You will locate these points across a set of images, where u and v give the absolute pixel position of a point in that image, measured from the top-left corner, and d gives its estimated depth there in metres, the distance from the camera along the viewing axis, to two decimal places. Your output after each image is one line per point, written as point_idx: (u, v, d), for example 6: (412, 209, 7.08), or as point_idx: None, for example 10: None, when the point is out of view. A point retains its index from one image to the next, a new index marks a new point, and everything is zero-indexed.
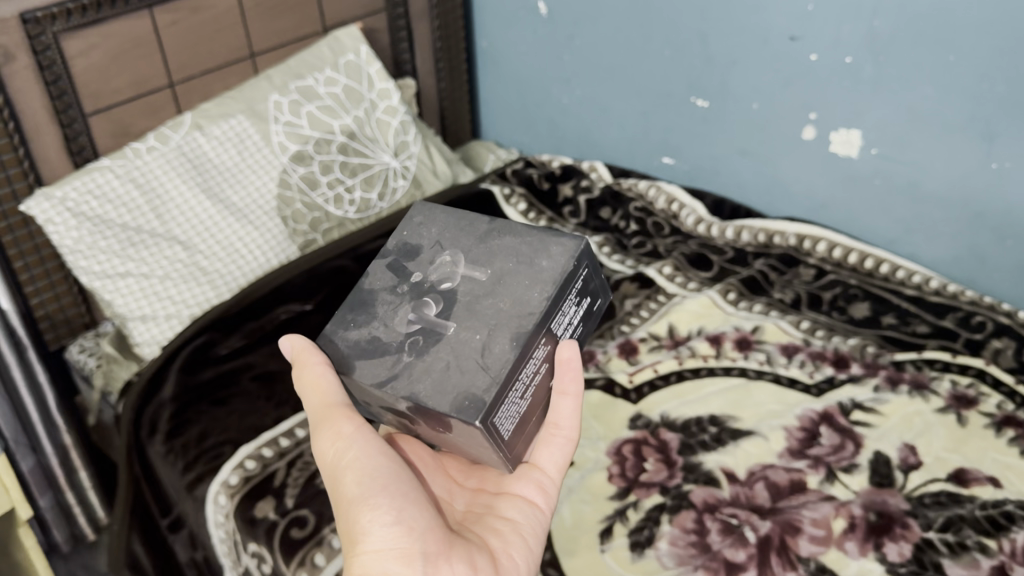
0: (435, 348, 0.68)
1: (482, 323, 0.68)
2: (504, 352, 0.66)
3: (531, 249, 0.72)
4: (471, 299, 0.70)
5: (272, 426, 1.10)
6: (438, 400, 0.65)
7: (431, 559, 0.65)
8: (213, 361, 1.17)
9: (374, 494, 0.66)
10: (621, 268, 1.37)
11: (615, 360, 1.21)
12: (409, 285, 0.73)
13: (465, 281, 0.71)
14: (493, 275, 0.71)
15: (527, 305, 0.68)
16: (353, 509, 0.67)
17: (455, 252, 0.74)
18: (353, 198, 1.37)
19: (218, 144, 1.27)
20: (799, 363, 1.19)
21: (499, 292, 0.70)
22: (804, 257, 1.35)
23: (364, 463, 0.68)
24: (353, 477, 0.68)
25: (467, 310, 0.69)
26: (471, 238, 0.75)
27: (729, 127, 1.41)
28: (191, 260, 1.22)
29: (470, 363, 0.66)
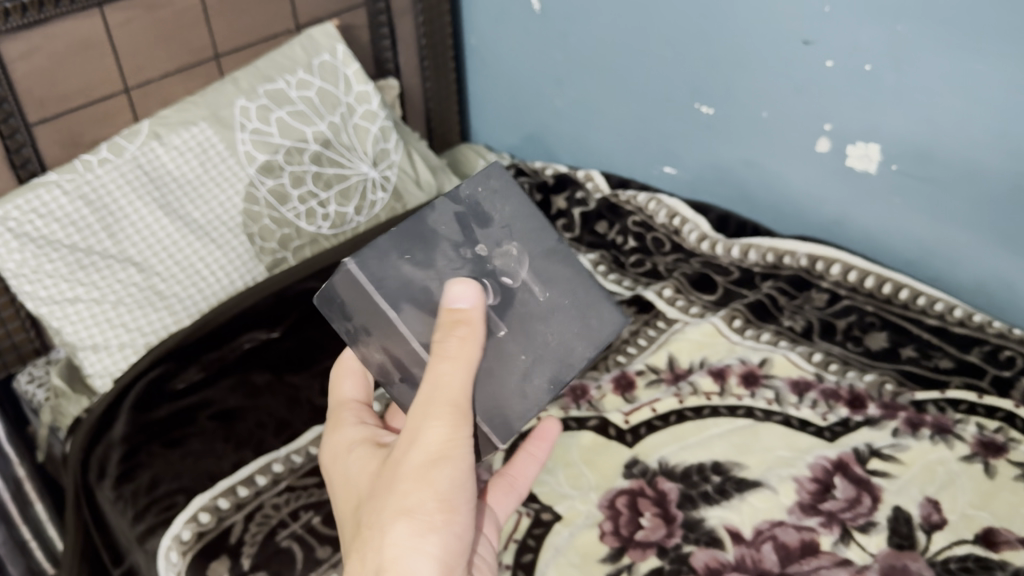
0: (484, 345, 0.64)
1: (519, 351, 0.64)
2: (525, 401, 0.64)
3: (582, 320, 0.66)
4: (526, 312, 0.64)
5: (230, 473, 1.00)
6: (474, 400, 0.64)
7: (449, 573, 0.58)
8: (169, 395, 1.07)
9: (427, 532, 0.57)
10: (617, 289, 1.27)
11: (610, 396, 1.11)
12: (472, 254, 0.64)
13: (523, 290, 0.64)
14: (550, 299, 0.65)
15: (570, 356, 0.66)
16: (404, 518, 0.57)
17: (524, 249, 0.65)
18: (327, 212, 1.26)
19: (177, 155, 1.17)
20: (812, 402, 1.08)
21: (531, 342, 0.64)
22: (817, 280, 1.24)
23: (465, 478, 0.59)
24: (450, 478, 0.58)
25: (519, 324, 0.64)
26: (543, 241, 0.66)
27: (736, 135, 1.30)
28: (146, 283, 1.12)
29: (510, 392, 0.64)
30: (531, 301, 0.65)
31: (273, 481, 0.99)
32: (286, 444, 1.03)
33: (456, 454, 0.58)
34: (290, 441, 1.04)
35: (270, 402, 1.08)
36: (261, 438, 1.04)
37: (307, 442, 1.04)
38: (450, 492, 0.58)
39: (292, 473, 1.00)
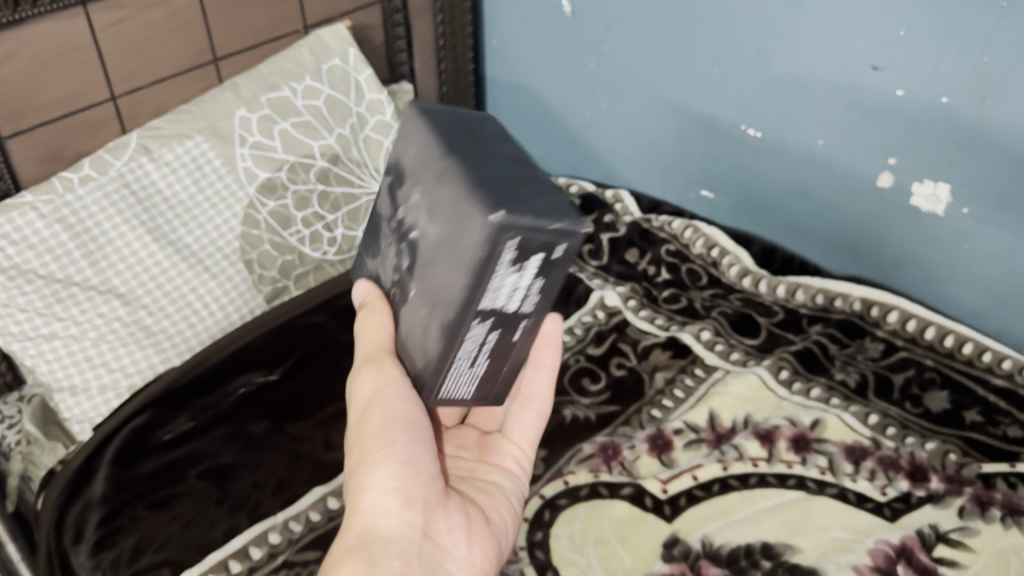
0: (403, 306, 0.67)
1: (427, 297, 0.64)
2: (432, 341, 0.63)
3: (454, 213, 0.58)
4: (430, 251, 0.62)
5: (221, 544, 0.89)
6: (421, 343, 0.65)
7: (432, 506, 0.66)
8: (153, 449, 0.96)
9: (387, 436, 0.66)
10: (650, 328, 1.15)
11: (645, 459, 1.00)
12: (393, 225, 0.68)
13: (423, 231, 0.63)
14: (432, 230, 0.61)
15: (448, 286, 0.60)
16: (370, 445, 0.66)
17: (419, 193, 0.63)
18: (334, 237, 1.14)
19: (168, 173, 1.04)
20: (869, 473, 0.98)
21: (440, 265, 0.61)
22: (871, 328, 1.14)
23: (396, 405, 0.66)
24: (382, 418, 0.66)
25: (422, 271, 0.64)
26: (431, 169, 0.62)
27: (787, 161, 1.18)
28: (132, 317, 1.00)
29: (421, 333, 0.65)
30: (433, 242, 0.62)
31: (269, 555, 0.88)
32: (284, 509, 0.92)
33: (387, 395, 0.66)
34: (289, 506, 0.93)
35: (268, 458, 0.97)
36: (258, 500, 0.93)
37: (307, 507, 0.93)
38: (390, 427, 0.66)
39: (290, 544, 0.89)
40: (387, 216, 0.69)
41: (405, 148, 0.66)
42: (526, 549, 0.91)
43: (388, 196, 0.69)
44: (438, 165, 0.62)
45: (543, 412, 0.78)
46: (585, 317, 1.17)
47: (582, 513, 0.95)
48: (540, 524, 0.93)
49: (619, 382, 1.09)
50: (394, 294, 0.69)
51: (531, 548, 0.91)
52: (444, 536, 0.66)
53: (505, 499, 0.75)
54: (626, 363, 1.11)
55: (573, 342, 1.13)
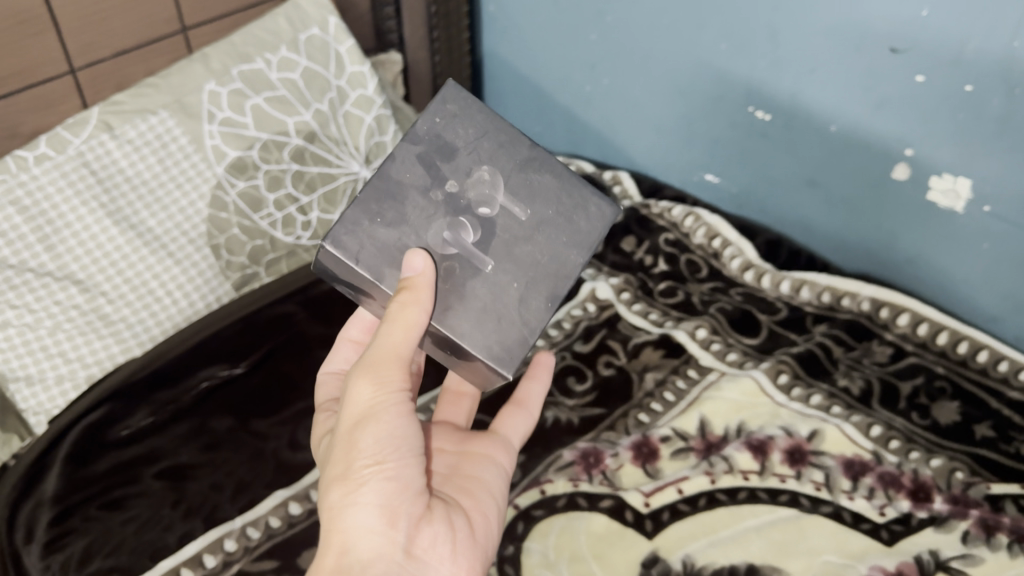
0: (473, 282, 0.64)
1: (518, 271, 0.65)
2: (540, 310, 0.65)
3: (569, 201, 0.68)
4: (510, 237, 0.66)
5: (174, 551, 0.84)
6: (507, 329, 0.64)
7: (416, 525, 0.60)
8: (110, 445, 0.91)
9: (378, 456, 0.60)
10: (643, 324, 1.09)
11: (628, 468, 0.94)
12: (443, 194, 0.64)
13: (504, 213, 0.66)
14: (532, 217, 0.67)
15: (564, 265, 0.66)
16: (356, 464, 0.60)
17: (495, 170, 0.66)
18: (308, 220, 1.09)
19: (130, 151, 0.98)
20: (867, 491, 0.92)
21: (538, 240, 0.66)
22: (880, 330, 1.07)
23: (391, 426, 0.61)
24: (374, 436, 0.60)
25: (504, 250, 0.65)
26: (515, 152, 0.68)
27: (797, 147, 1.10)
28: (90, 305, 0.95)
29: (509, 311, 0.64)
30: (522, 223, 0.66)
31: (223, 564, 0.84)
32: (242, 514, 0.88)
33: (381, 413, 0.61)
34: (247, 510, 0.88)
35: (229, 459, 0.92)
36: (216, 503, 0.88)
37: (267, 511, 0.88)
38: (381, 446, 0.60)
39: (246, 552, 0.85)
40: (433, 181, 0.65)
41: (450, 126, 0.67)
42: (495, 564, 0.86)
43: (422, 166, 0.65)
44: (518, 156, 0.68)
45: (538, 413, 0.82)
46: (574, 310, 1.11)
47: (558, 525, 0.89)
48: (512, 537, 0.88)
49: (607, 382, 1.02)
50: (453, 269, 0.63)
51: (501, 564, 0.86)
52: (425, 557, 0.60)
53: (490, 501, 0.69)
54: (614, 362, 1.05)
55: (560, 337, 1.07)
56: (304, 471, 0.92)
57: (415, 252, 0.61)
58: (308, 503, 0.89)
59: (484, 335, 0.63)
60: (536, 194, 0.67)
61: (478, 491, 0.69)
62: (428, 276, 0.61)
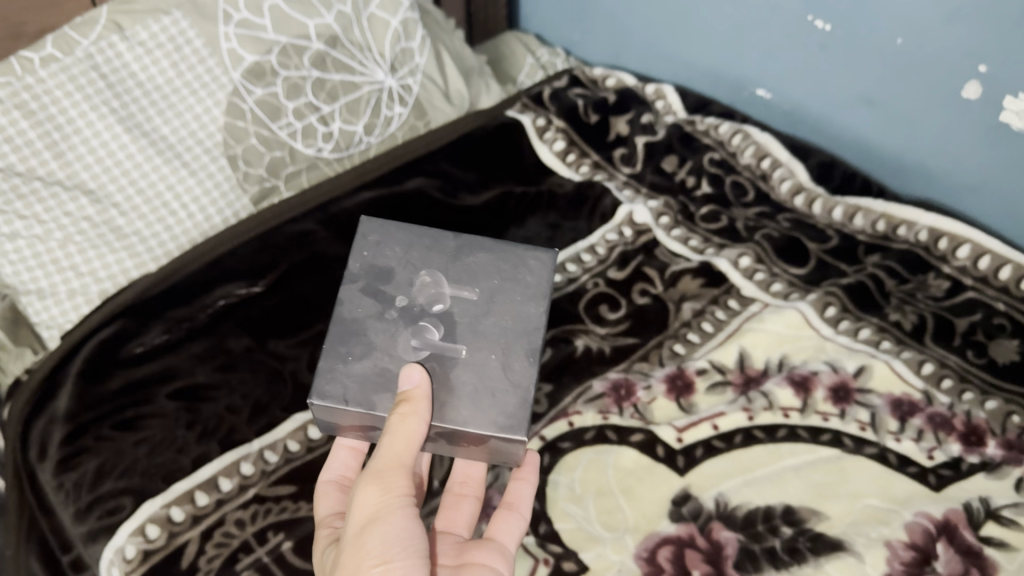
0: (456, 371, 0.68)
1: (493, 343, 0.70)
2: (526, 369, 0.69)
3: (508, 264, 0.74)
4: (471, 317, 0.71)
5: (189, 473, 0.82)
6: (504, 398, 0.68)
7: None
8: (123, 362, 0.89)
9: (385, 557, 0.59)
10: (682, 249, 1.03)
11: (662, 402, 0.90)
12: (397, 310, 0.71)
13: (457, 302, 0.72)
14: (483, 293, 0.72)
15: (529, 319, 0.71)
16: (363, 565, 0.59)
17: (432, 271, 0.73)
18: (330, 131, 1.03)
19: (142, 54, 0.92)
20: (916, 433, 0.87)
21: (498, 310, 0.71)
22: (937, 262, 1.00)
23: (397, 527, 0.61)
24: (382, 537, 0.60)
25: (470, 331, 0.70)
26: (444, 246, 0.75)
27: (857, 62, 1.01)
28: (102, 217, 0.90)
29: (500, 383, 0.68)
30: (478, 302, 0.72)
31: (239, 488, 0.81)
32: (260, 437, 0.85)
33: (387, 515, 0.61)
34: (265, 433, 0.85)
35: (246, 379, 0.89)
36: (232, 425, 0.85)
37: (285, 435, 0.85)
38: (389, 546, 0.60)
39: (263, 477, 0.82)
40: (384, 305, 0.71)
41: (380, 253, 0.74)
42: None
43: (370, 296, 0.72)
44: (450, 249, 0.75)
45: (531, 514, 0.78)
46: (610, 233, 1.04)
47: (586, 459, 0.85)
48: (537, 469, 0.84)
49: (641, 311, 0.97)
50: (433, 369, 0.68)
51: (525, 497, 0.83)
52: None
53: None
54: (650, 291, 0.99)
55: (593, 263, 1.02)
56: None
57: (409, 367, 0.66)
58: None
59: (484, 414, 0.67)
60: (479, 272, 0.74)
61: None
62: (425, 388, 0.65)
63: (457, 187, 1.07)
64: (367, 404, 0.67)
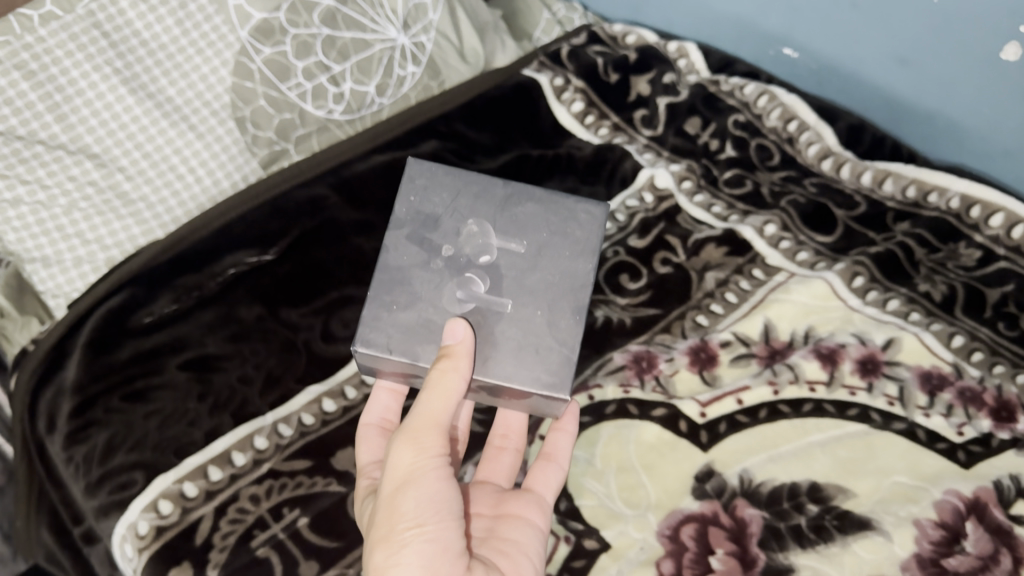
0: (500, 325, 0.72)
1: (537, 299, 0.73)
2: (571, 326, 0.72)
3: (556, 217, 0.77)
4: (517, 271, 0.74)
5: (202, 447, 0.80)
6: (549, 355, 0.71)
7: None
8: (131, 332, 0.87)
9: (420, 518, 0.63)
10: (705, 216, 1.01)
11: (684, 375, 0.88)
12: (444, 259, 0.74)
13: (504, 254, 0.75)
14: (530, 246, 0.75)
15: (575, 276, 0.74)
16: (398, 525, 0.63)
17: (481, 221, 0.76)
18: (342, 92, 0.98)
19: (146, 10, 0.89)
20: (945, 408, 0.84)
21: (544, 265, 0.75)
22: (968, 231, 0.97)
23: (431, 487, 0.64)
24: (416, 499, 0.64)
25: (516, 286, 0.74)
26: (493, 196, 0.78)
27: (888, 20, 0.96)
28: (107, 182, 0.88)
29: (544, 338, 0.72)
30: (525, 255, 0.75)
31: (253, 462, 0.79)
32: (273, 409, 0.83)
33: (421, 477, 0.65)
34: (279, 406, 0.83)
35: (258, 349, 0.87)
36: (245, 397, 0.83)
37: (299, 408, 0.83)
38: (423, 509, 0.63)
39: (277, 451, 0.80)
40: (431, 254, 0.74)
41: (426, 200, 0.77)
42: None
43: (416, 245, 0.75)
44: (497, 200, 0.77)
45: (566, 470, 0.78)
46: (630, 199, 1.02)
47: (606, 433, 0.83)
48: None
49: (663, 281, 0.95)
50: (478, 322, 0.72)
51: None
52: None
53: (526, 564, 0.69)
54: (672, 260, 0.97)
55: (613, 231, 0.99)
56: (337, 365, 0.87)
57: (454, 322, 0.69)
58: (343, 400, 0.84)
59: (527, 368, 0.71)
60: (526, 224, 0.76)
61: (515, 551, 0.70)
62: (467, 344, 0.68)
63: (473, 150, 1.05)
64: (411, 355, 0.71)
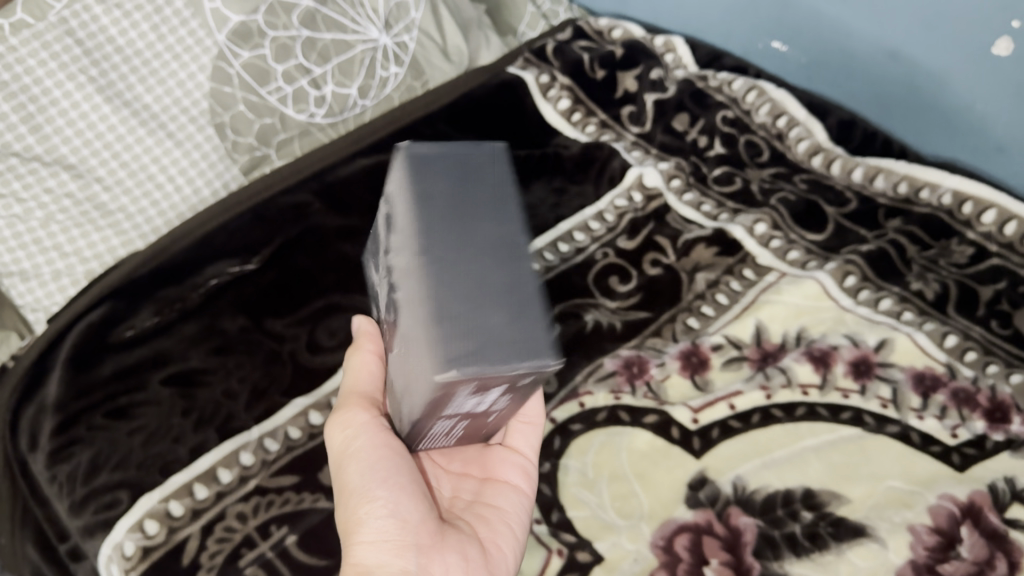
0: (389, 340, 0.63)
1: (406, 344, 0.55)
2: (416, 409, 0.55)
3: (472, 286, 0.50)
4: (405, 322, 0.54)
5: (187, 464, 0.78)
6: (399, 399, 0.60)
7: (424, 551, 0.63)
8: (113, 346, 0.85)
9: (369, 489, 0.63)
10: (695, 215, 1.00)
11: (676, 379, 0.87)
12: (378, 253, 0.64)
13: (405, 293, 0.53)
14: (411, 292, 0.52)
15: (424, 373, 0.50)
16: (353, 500, 0.64)
17: (405, 241, 0.54)
18: (322, 95, 0.97)
19: (121, 16, 0.86)
20: (939, 410, 0.83)
21: (421, 316, 0.50)
22: (960, 227, 0.96)
23: (371, 456, 0.64)
24: (357, 472, 0.64)
25: (398, 322, 0.57)
26: (436, 207, 0.53)
27: (880, 14, 0.96)
28: (85, 194, 0.86)
29: (399, 378, 0.60)
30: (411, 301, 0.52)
31: (240, 479, 0.77)
32: (259, 424, 0.81)
33: (353, 450, 0.65)
34: (264, 420, 0.81)
35: (242, 363, 0.85)
36: (230, 411, 0.82)
37: (285, 421, 0.81)
38: (366, 479, 0.63)
39: (265, 467, 0.78)
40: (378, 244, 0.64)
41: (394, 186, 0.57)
42: None
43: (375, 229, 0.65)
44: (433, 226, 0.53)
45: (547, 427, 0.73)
46: (619, 199, 1.02)
47: (598, 441, 0.82)
48: (548, 454, 0.81)
49: (652, 283, 0.95)
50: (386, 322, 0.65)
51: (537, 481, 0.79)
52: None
53: (504, 528, 0.71)
54: (662, 261, 0.96)
55: (602, 231, 0.99)
56: (324, 376, 0.85)
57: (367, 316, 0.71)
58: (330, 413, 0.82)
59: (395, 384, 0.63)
60: (460, 276, 0.50)
61: (494, 517, 0.71)
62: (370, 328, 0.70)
63: None
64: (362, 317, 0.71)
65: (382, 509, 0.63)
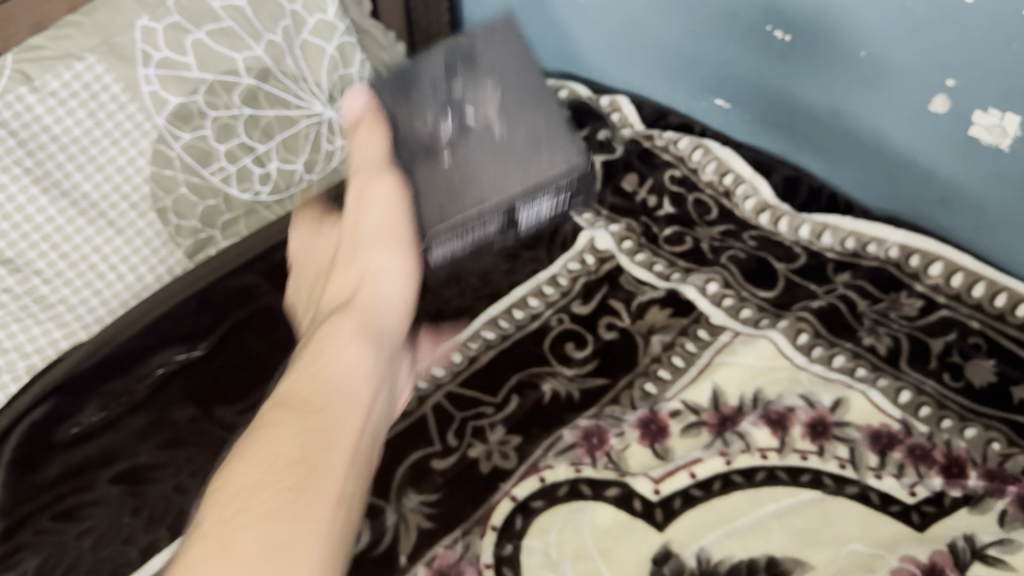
0: (450, 162, 0.84)
1: (472, 190, 0.83)
2: (494, 186, 0.83)
3: (547, 132, 0.84)
4: (472, 148, 0.84)
5: (140, 565, 0.77)
6: (488, 192, 0.83)
7: (383, 379, 0.73)
8: (57, 445, 0.81)
9: (351, 386, 0.68)
10: (647, 276, 1.01)
11: (636, 449, 0.86)
12: (449, 96, 0.85)
13: (477, 126, 0.84)
14: (504, 135, 0.84)
15: (505, 185, 0.83)
16: (324, 401, 0.65)
17: (491, 94, 0.85)
18: (267, 172, 0.96)
19: (54, 104, 0.83)
20: (897, 468, 0.83)
21: (489, 160, 0.83)
22: (908, 280, 0.97)
23: (360, 364, 0.70)
24: (351, 357, 0.70)
25: (465, 158, 0.83)
26: (524, 79, 0.87)
27: (819, 76, 0.97)
28: (24, 287, 0.82)
29: (456, 188, 0.84)
30: (495, 139, 0.84)
31: None
32: None
33: (339, 355, 0.70)
34: None
35: (193, 456, 0.84)
36: (181, 508, 0.81)
37: None
38: (351, 367, 0.69)
39: None
40: (442, 103, 0.85)
41: (489, 49, 0.88)
42: (493, 567, 0.77)
43: (446, 66, 0.87)
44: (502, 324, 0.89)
45: (416, 274, 0.86)
46: (572, 262, 1.03)
47: (560, 518, 0.80)
48: (510, 534, 0.79)
49: (608, 348, 0.95)
50: (415, 158, 0.85)
51: (499, 565, 0.77)
52: (339, 411, 0.65)
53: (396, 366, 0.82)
54: (617, 324, 0.97)
55: (556, 297, 1.00)
56: None
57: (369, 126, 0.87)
58: None
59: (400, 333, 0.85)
60: (524, 117, 0.85)
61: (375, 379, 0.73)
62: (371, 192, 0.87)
63: None
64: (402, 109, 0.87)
65: (336, 416, 0.65)
